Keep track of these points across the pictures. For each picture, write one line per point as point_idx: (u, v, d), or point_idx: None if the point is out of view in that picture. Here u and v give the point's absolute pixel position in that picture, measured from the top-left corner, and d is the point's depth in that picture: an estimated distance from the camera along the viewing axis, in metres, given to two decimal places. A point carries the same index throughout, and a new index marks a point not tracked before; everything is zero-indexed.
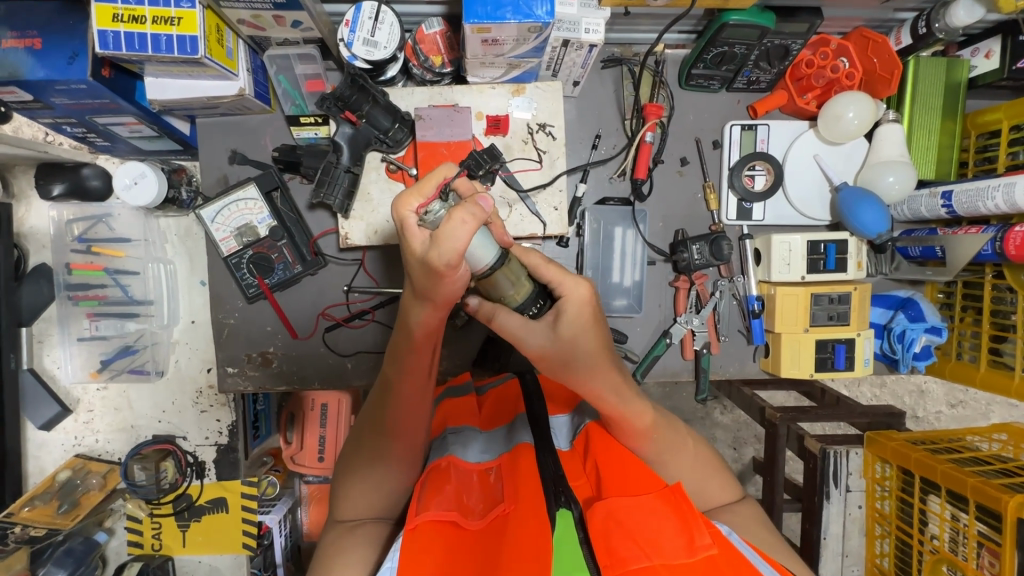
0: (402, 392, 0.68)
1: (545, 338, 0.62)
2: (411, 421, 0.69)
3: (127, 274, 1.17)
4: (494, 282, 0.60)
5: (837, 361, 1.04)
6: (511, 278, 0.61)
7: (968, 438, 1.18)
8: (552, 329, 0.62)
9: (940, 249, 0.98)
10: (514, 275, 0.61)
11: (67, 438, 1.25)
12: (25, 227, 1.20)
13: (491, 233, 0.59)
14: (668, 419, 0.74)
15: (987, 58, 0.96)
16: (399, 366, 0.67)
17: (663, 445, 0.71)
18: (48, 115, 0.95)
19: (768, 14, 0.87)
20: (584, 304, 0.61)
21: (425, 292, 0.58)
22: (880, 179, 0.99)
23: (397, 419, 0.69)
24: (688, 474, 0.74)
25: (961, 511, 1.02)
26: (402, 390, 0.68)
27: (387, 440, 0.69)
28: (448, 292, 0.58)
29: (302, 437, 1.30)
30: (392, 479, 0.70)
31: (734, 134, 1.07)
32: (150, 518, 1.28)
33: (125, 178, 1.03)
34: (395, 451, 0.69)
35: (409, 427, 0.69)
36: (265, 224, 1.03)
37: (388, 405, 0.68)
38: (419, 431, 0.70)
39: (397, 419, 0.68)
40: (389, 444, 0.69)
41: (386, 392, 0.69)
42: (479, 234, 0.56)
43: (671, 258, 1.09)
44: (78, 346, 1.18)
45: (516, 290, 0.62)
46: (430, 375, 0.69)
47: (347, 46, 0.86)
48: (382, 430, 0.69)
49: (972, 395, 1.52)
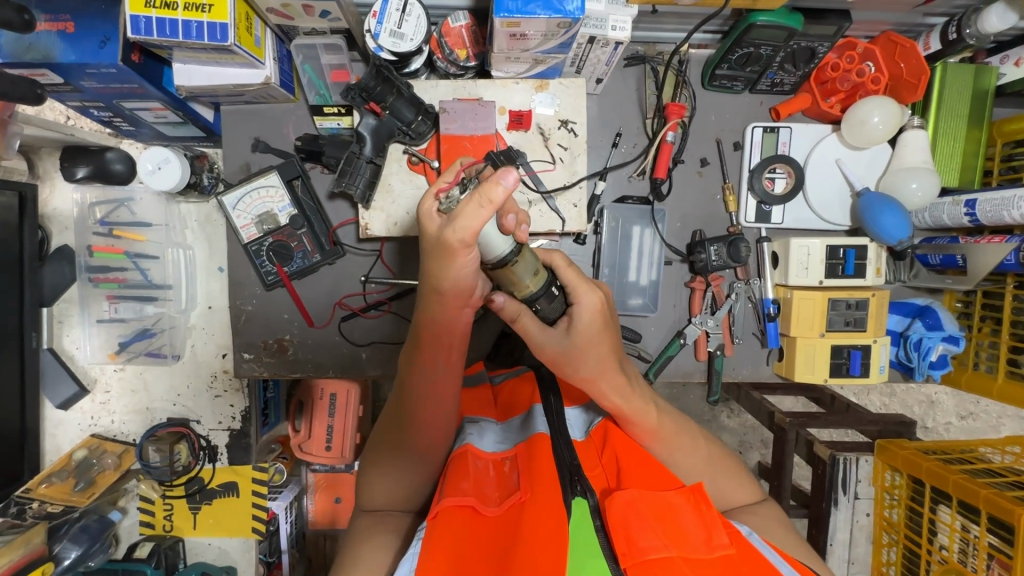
0: (427, 386, 0.69)
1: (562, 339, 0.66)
2: (437, 414, 0.70)
3: (147, 257, 1.19)
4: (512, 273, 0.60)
5: (852, 367, 1.04)
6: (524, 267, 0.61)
7: (979, 449, 1.17)
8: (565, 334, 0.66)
9: (961, 257, 0.97)
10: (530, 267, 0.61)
11: (84, 417, 1.27)
12: (49, 208, 1.22)
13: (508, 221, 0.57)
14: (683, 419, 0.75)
15: (1017, 65, 0.95)
16: (420, 360, 0.68)
17: (678, 444, 0.72)
18: (76, 98, 0.96)
19: (795, 15, 0.87)
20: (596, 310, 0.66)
21: (435, 278, 0.59)
22: (903, 185, 0.98)
23: (422, 411, 0.70)
24: (707, 471, 0.74)
25: (972, 523, 1.01)
26: (428, 381, 0.69)
27: (409, 432, 0.70)
28: (456, 280, 0.58)
29: (311, 425, 1.32)
30: (414, 470, 0.71)
31: (756, 136, 1.06)
32: (162, 499, 1.30)
33: (149, 162, 1.04)
34: (418, 443, 0.70)
35: (435, 420, 0.70)
36: (286, 213, 1.04)
37: (413, 396, 0.70)
38: (443, 423, 0.71)
39: (418, 414, 0.69)
40: (411, 437, 0.70)
41: (408, 387, 0.70)
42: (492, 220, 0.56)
43: (688, 258, 1.09)
44: (97, 327, 1.21)
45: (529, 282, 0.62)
46: (454, 368, 0.70)
47: (374, 37, 0.86)
48: (403, 426, 0.70)
49: (983, 408, 1.51)
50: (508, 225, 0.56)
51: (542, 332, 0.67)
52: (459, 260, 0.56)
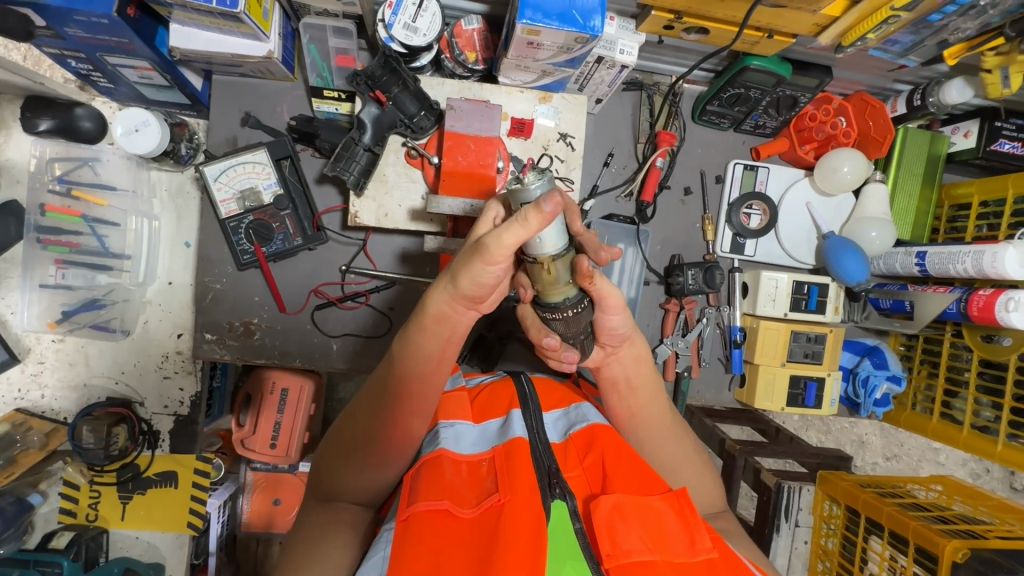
0: (412, 386, 0.67)
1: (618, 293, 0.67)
2: (411, 411, 0.68)
3: (106, 224, 1.11)
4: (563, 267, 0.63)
5: (807, 398, 1.10)
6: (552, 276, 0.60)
7: (908, 486, 1.26)
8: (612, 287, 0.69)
9: (909, 304, 1.06)
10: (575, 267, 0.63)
11: (9, 389, 1.16)
12: (1, 158, 1.13)
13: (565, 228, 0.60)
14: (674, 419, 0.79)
15: (965, 136, 1.05)
16: (409, 352, 0.66)
17: (661, 436, 0.76)
18: (55, 45, 0.89)
19: (785, 64, 0.94)
20: None
21: (455, 274, 0.59)
22: (863, 234, 1.06)
23: (395, 407, 0.67)
24: (689, 476, 0.77)
25: (901, 553, 1.07)
26: (409, 377, 0.66)
27: (383, 428, 0.67)
28: (474, 287, 0.58)
29: (256, 420, 1.26)
30: (380, 467, 0.69)
31: (736, 172, 1.13)
32: (89, 485, 1.20)
33: (126, 124, 0.99)
34: (389, 443, 0.68)
35: (409, 418, 0.68)
36: (270, 191, 1.01)
37: (390, 389, 0.67)
38: (419, 418, 0.69)
39: (398, 410, 0.67)
40: (385, 435, 0.67)
41: (389, 385, 0.67)
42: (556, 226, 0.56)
43: (664, 280, 1.14)
44: (38, 293, 1.10)
45: (548, 290, 0.62)
46: (442, 367, 0.67)
47: (386, 27, 0.86)
48: (376, 420, 0.67)
49: (905, 450, 1.63)
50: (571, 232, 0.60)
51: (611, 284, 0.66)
52: (481, 268, 0.56)
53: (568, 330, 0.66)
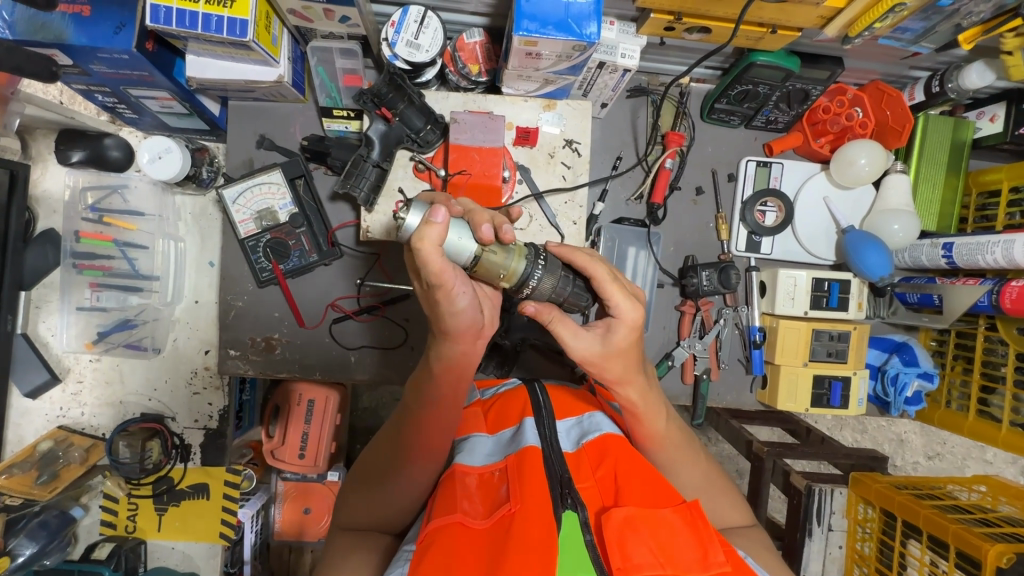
0: (425, 428, 0.69)
1: (595, 346, 0.67)
2: (425, 452, 0.70)
3: (136, 248, 1.16)
4: (488, 266, 0.63)
5: (832, 398, 1.07)
6: (500, 255, 0.64)
7: (948, 486, 1.20)
8: (601, 342, 0.67)
9: (938, 297, 1.02)
10: (504, 254, 0.64)
11: (51, 408, 1.22)
12: (39, 190, 1.19)
13: (468, 223, 0.61)
14: (686, 435, 0.79)
15: (991, 121, 1.01)
16: (421, 395, 0.68)
17: (675, 454, 0.77)
18: (82, 81, 0.94)
19: (792, 58, 0.92)
20: (633, 328, 0.66)
21: (439, 322, 0.60)
22: (885, 226, 1.03)
23: (411, 446, 0.70)
24: (704, 489, 0.78)
25: (942, 558, 1.02)
26: (423, 420, 0.69)
27: (401, 464, 0.70)
28: (458, 321, 0.60)
29: (285, 431, 1.30)
30: (402, 497, 0.73)
31: (749, 169, 1.11)
32: (127, 498, 1.26)
33: (149, 152, 1.03)
34: (405, 477, 0.71)
35: (422, 459, 0.70)
36: (286, 210, 1.05)
37: (405, 429, 0.70)
38: (431, 459, 0.71)
39: (414, 448, 0.70)
40: (403, 469, 0.71)
41: (404, 426, 0.70)
42: (457, 228, 0.60)
43: (679, 282, 1.12)
44: (76, 315, 1.17)
45: (510, 271, 0.65)
46: (455, 406, 0.69)
47: (390, 45, 0.88)
48: (396, 456, 0.71)
49: (949, 449, 1.55)
50: (485, 234, 0.61)
51: (578, 339, 0.67)
52: (450, 297, 0.57)
53: (554, 283, 0.68)
